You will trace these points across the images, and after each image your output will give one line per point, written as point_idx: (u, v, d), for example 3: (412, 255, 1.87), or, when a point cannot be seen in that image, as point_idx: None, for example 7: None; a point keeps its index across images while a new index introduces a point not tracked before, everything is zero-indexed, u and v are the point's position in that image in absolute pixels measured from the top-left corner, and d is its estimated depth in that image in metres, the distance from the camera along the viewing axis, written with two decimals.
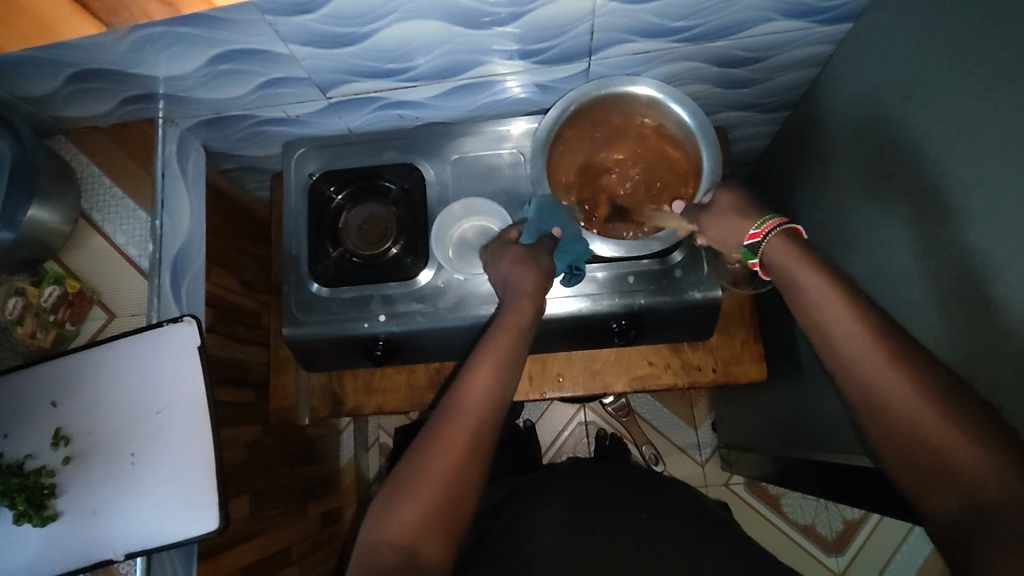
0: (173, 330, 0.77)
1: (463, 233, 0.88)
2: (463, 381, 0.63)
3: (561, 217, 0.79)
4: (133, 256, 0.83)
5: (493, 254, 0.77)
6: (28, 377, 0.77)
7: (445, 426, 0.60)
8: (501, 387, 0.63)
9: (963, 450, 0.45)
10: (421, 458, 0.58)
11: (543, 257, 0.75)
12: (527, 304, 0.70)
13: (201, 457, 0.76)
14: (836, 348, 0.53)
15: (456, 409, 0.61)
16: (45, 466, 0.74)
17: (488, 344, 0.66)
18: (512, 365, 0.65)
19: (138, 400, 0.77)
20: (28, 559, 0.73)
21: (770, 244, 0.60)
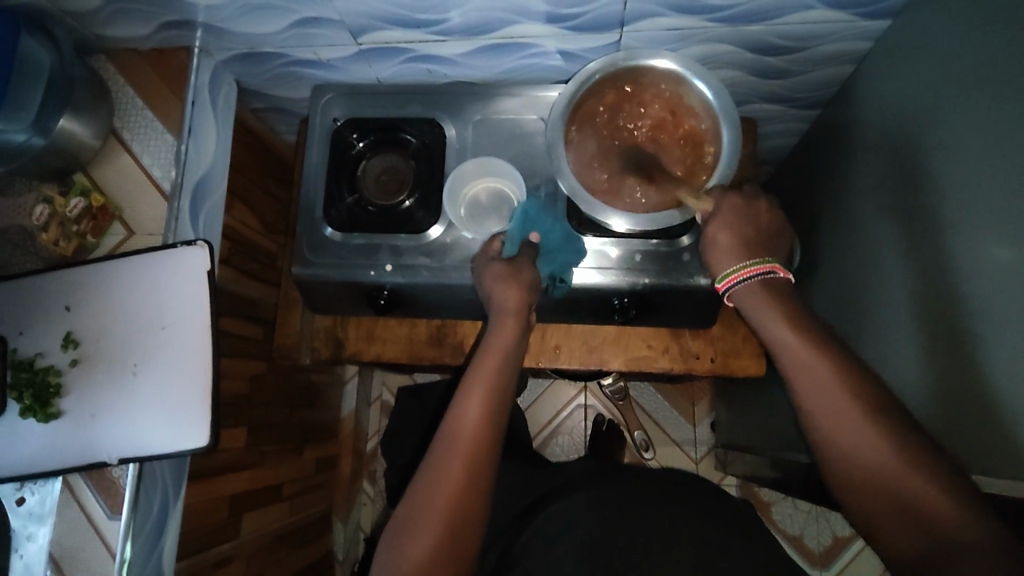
0: (186, 253, 0.80)
1: (476, 194, 0.90)
2: (459, 403, 0.65)
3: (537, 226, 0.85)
4: (156, 177, 0.85)
5: (480, 268, 0.82)
6: (46, 280, 0.81)
7: (443, 457, 0.61)
8: (497, 401, 0.65)
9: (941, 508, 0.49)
10: (429, 486, 0.60)
11: (528, 273, 0.78)
12: (512, 322, 0.72)
13: (201, 381, 0.78)
14: (816, 389, 0.55)
15: (450, 440, 0.62)
16: (54, 365, 0.78)
17: (478, 364, 0.68)
18: (505, 375, 0.68)
19: (145, 315, 0.79)
20: (32, 451, 0.78)
21: (745, 287, 0.63)
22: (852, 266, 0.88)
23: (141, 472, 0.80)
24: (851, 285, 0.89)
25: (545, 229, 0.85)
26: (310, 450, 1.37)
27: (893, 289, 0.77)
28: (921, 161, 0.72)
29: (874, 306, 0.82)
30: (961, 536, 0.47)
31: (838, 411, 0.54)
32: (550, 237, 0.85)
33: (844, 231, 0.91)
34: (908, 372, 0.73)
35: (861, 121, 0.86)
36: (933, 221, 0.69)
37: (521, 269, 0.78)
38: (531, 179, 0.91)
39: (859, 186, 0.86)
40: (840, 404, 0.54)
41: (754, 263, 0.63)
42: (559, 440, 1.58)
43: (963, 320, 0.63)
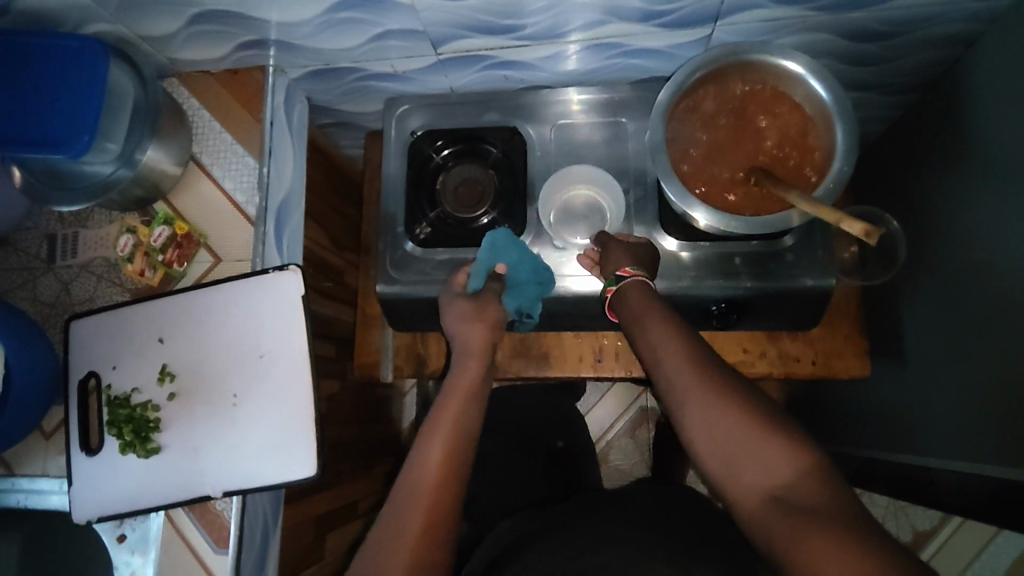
0: (279, 278, 0.78)
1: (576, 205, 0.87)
2: (420, 452, 0.61)
3: (505, 257, 0.80)
4: (240, 201, 0.83)
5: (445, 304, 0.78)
6: (137, 313, 0.79)
7: (409, 500, 0.58)
8: (461, 447, 0.61)
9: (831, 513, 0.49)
10: (392, 532, 0.56)
11: (496, 311, 0.76)
12: (475, 362, 0.70)
13: (302, 409, 0.76)
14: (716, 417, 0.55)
15: (413, 481, 0.59)
16: (151, 400, 0.76)
17: (443, 405, 0.65)
18: (472, 412, 0.65)
19: (241, 343, 0.77)
20: (133, 488, 0.76)
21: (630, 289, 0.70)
22: (953, 257, 0.84)
23: (244, 504, 0.78)
24: (948, 277, 0.85)
25: (514, 261, 0.80)
26: (379, 464, 1.35)
27: (1004, 284, 0.74)
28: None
29: (982, 302, 0.79)
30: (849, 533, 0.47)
31: (691, 398, 0.57)
32: (520, 270, 0.81)
33: (941, 221, 0.87)
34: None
35: (967, 106, 0.82)
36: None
37: (487, 305, 0.76)
38: (619, 182, 0.88)
39: (962, 174, 0.82)
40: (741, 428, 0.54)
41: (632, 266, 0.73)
42: (623, 444, 1.56)
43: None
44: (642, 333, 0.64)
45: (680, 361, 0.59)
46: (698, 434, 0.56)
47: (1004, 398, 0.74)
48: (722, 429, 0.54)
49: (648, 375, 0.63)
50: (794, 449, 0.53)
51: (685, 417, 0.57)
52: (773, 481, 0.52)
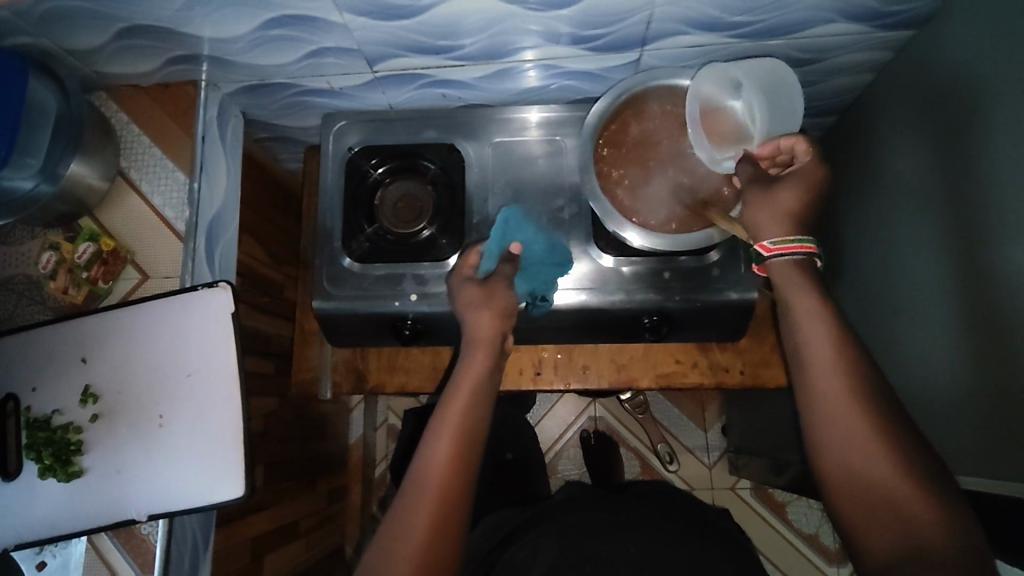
0: (209, 295, 0.77)
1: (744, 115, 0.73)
2: (427, 451, 0.62)
3: (519, 235, 0.85)
4: (170, 218, 0.81)
5: (454, 287, 0.79)
6: (59, 332, 0.77)
7: (411, 501, 0.59)
8: (471, 440, 0.64)
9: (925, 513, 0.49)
10: (392, 544, 0.57)
11: (505, 296, 0.76)
12: (483, 354, 0.71)
13: (232, 428, 0.75)
14: (812, 383, 0.55)
15: (414, 484, 0.60)
16: (73, 422, 0.74)
17: (446, 409, 0.66)
18: (481, 408, 0.66)
19: (168, 362, 0.76)
20: (51, 514, 0.74)
21: (778, 262, 0.59)
22: (875, 262, 0.89)
23: (170, 528, 0.76)
24: (876, 284, 0.89)
25: (525, 239, 0.85)
26: (323, 482, 1.33)
27: (916, 297, 0.80)
28: (953, 159, 0.72)
29: (903, 312, 0.83)
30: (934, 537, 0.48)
31: (813, 379, 0.55)
32: (532, 248, 0.84)
33: (864, 234, 0.91)
34: (948, 373, 0.74)
35: (883, 129, 0.87)
36: (969, 220, 0.70)
37: (496, 291, 0.76)
38: (555, 199, 0.90)
39: (880, 192, 0.87)
40: (840, 402, 0.53)
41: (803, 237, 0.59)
42: (570, 454, 1.58)
43: (996, 308, 0.66)
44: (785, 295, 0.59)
45: (820, 344, 0.55)
46: (821, 430, 0.54)
47: (928, 399, 0.78)
48: (836, 403, 0.53)
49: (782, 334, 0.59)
50: (902, 449, 0.51)
51: (817, 404, 0.55)
52: (880, 483, 0.51)
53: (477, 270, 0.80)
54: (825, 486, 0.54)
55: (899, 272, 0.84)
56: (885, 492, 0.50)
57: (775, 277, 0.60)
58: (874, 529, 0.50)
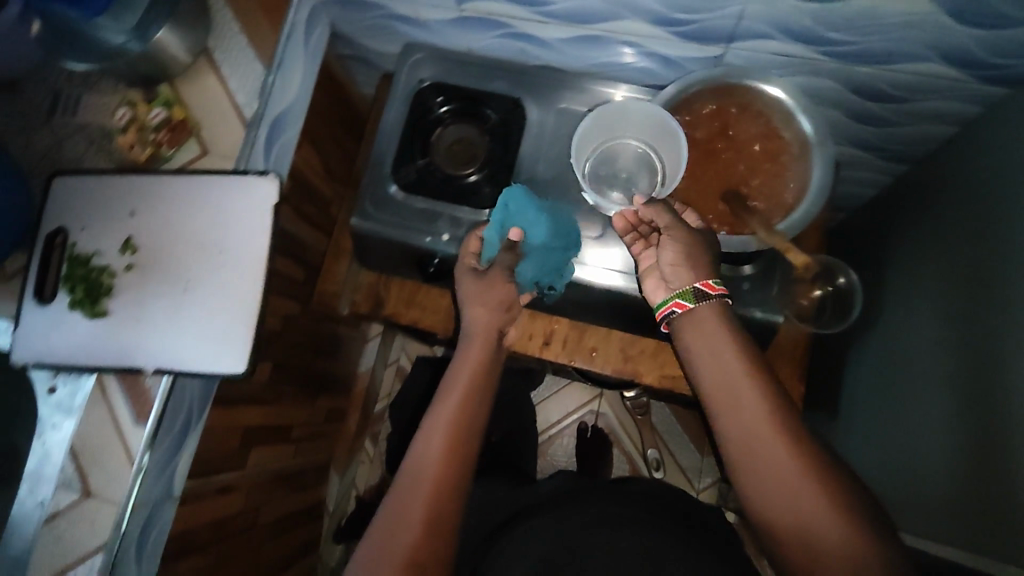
0: (257, 182, 0.81)
1: (643, 148, 0.87)
2: (423, 442, 0.65)
3: (522, 221, 0.83)
4: (238, 103, 0.86)
5: (458, 276, 0.79)
6: (119, 183, 0.82)
7: (407, 490, 0.62)
8: (465, 435, 0.66)
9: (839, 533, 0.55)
10: (391, 522, 0.60)
11: (502, 289, 0.77)
12: (479, 343, 0.73)
13: (249, 309, 0.78)
14: (736, 416, 0.62)
15: (411, 475, 0.63)
16: (108, 266, 0.78)
17: (442, 400, 0.68)
18: (477, 400, 0.69)
19: (206, 235, 0.80)
20: (71, 345, 0.78)
21: (700, 309, 0.67)
22: (897, 332, 0.87)
23: (175, 387, 0.78)
24: (891, 354, 0.88)
25: (529, 224, 0.83)
26: (323, 399, 1.37)
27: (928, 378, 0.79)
28: (996, 256, 0.71)
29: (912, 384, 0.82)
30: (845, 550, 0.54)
31: (734, 409, 0.62)
32: (538, 233, 0.83)
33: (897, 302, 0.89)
34: (947, 469, 0.73)
35: (948, 189, 0.84)
36: (986, 327, 0.70)
37: (495, 284, 0.77)
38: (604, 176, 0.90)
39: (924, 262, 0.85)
40: (757, 430, 0.60)
41: (715, 282, 0.68)
42: (563, 441, 1.58)
43: (997, 419, 0.66)
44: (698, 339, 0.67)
45: (736, 375, 0.63)
46: (747, 462, 0.60)
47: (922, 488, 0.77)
48: (754, 427, 0.60)
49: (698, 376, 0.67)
50: (818, 471, 0.57)
51: (744, 436, 0.61)
52: (802, 506, 0.57)
53: (478, 262, 0.80)
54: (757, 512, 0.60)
55: (919, 347, 0.82)
56: (803, 514, 0.56)
57: (686, 319, 0.68)
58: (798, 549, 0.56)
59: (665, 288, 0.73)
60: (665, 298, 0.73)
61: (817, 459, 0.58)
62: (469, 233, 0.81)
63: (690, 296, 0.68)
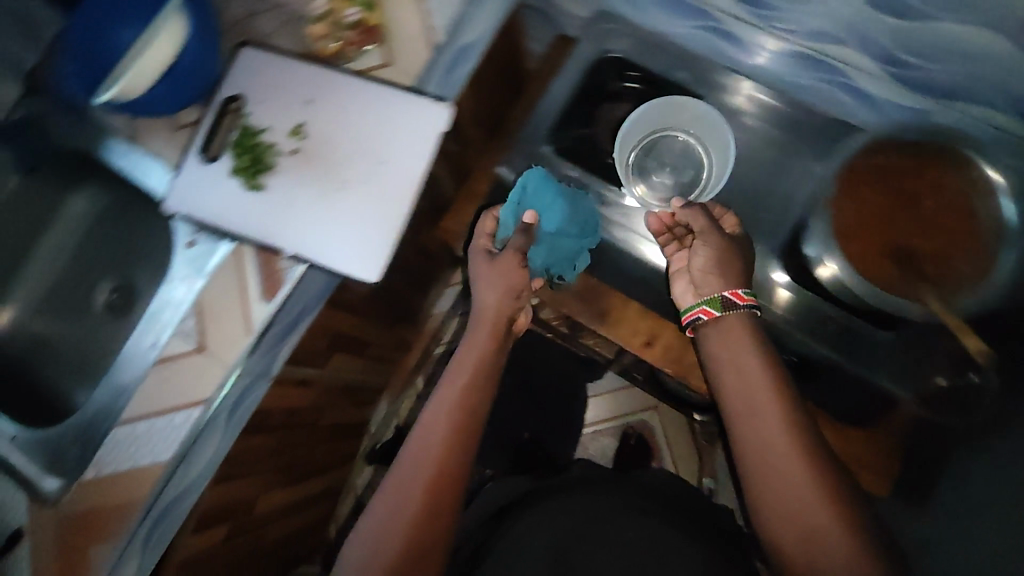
0: (432, 107, 0.81)
1: (688, 141, 0.96)
2: (425, 427, 0.66)
3: (542, 201, 0.84)
4: (431, 24, 0.81)
5: (471, 256, 0.79)
6: (303, 69, 0.83)
7: (408, 472, 0.64)
8: (467, 424, 0.66)
9: (855, 564, 0.55)
10: (392, 510, 0.62)
11: (516, 269, 0.75)
12: (488, 329, 0.72)
13: (391, 225, 0.80)
14: (756, 434, 0.63)
15: (411, 460, 0.64)
16: (276, 145, 0.81)
17: (446, 387, 0.69)
18: (481, 387, 0.69)
19: (371, 143, 0.81)
20: (222, 208, 0.81)
21: (727, 318, 0.70)
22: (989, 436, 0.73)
23: (305, 277, 0.80)
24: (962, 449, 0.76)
25: (543, 206, 0.84)
26: (400, 326, 1.39)
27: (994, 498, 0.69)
28: None
29: (957, 467, 0.76)
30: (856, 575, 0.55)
31: (752, 425, 0.63)
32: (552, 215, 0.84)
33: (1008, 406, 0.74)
34: None
35: None
36: None
37: (505, 264, 0.75)
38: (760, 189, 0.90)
39: None
40: (776, 451, 0.61)
41: (745, 291, 0.71)
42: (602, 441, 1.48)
43: None
44: (720, 353, 0.69)
45: (758, 392, 0.64)
46: (763, 481, 0.61)
47: None
48: (772, 443, 0.62)
49: (715, 389, 0.69)
50: (833, 493, 0.59)
51: (761, 454, 0.62)
52: (820, 533, 0.57)
53: (491, 242, 0.80)
54: (765, 527, 0.62)
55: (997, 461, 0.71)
56: (817, 537, 0.57)
57: (713, 330, 0.70)
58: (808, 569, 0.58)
59: (694, 295, 0.77)
60: (692, 304, 0.77)
61: (836, 484, 0.60)
62: (483, 211, 0.83)
63: (719, 304, 0.71)
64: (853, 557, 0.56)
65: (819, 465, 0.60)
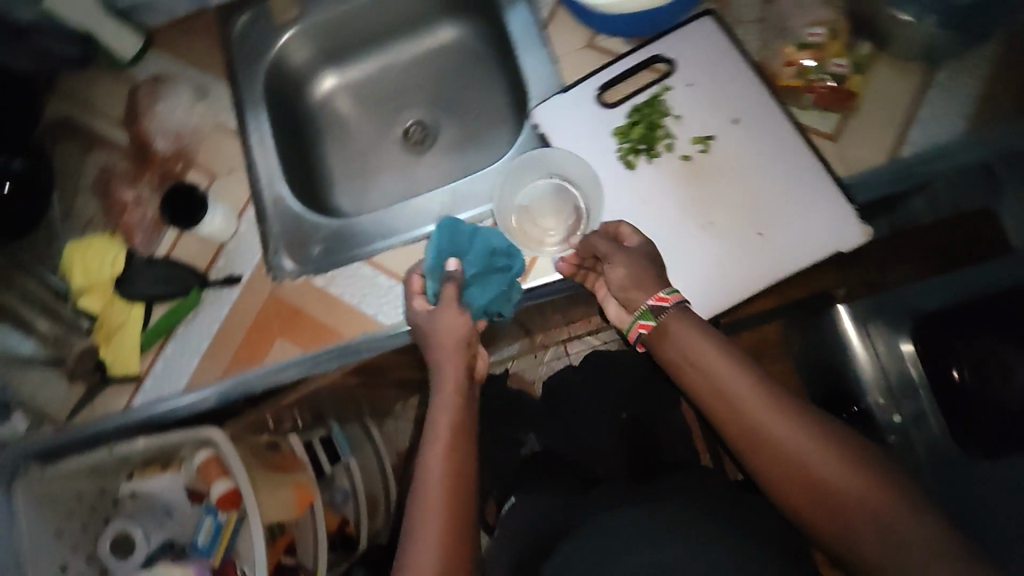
0: (847, 220, 0.68)
1: (563, 184, 0.77)
2: (420, 480, 0.64)
3: (460, 248, 0.72)
4: (906, 133, 0.70)
5: (410, 320, 0.72)
6: (750, 85, 0.73)
7: (420, 522, 0.61)
8: (456, 471, 0.64)
9: (873, 493, 0.53)
10: (416, 549, 0.60)
11: (457, 315, 0.69)
12: (453, 373, 0.68)
13: (719, 296, 0.69)
14: (747, 423, 0.58)
15: (417, 512, 0.62)
16: (673, 140, 0.73)
17: (427, 450, 0.65)
18: (461, 437, 0.66)
19: (763, 206, 0.70)
20: (582, 157, 0.76)
21: (671, 314, 0.63)
22: None
23: None
24: None
25: (467, 252, 0.72)
26: None
27: None
28: None
29: None
30: (879, 503, 0.52)
31: (744, 424, 0.58)
32: (475, 261, 0.71)
33: None
34: None
35: None
36: None
37: (454, 315, 0.69)
38: None
39: None
40: (776, 416, 0.57)
41: (667, 291, 0.65)
42: None
43: None
44: (684, 359, 0.62)
45: (737, 375, 0.60)
46: (765, 461, 0.57)
47: None
48: (774, 417, 0.57)
49: (700, 405, 0.63)
50: (831, 433, 0.56)
51: (763, 437, 0.57)
52: (831, 481, 0.54)
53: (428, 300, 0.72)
54: (783, 502, 0.57)
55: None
56: (832, 485, 0.54)
57: (653, 339, 0.65)
58: (842, 525, 0.53)
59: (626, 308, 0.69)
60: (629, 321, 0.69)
61: (828, 424, 0.57)
62: (412, 273, 0.75)
63: (650, 313, 0.64)
64: (872, 490, 0.53)
65: (815, 420, 0.57)
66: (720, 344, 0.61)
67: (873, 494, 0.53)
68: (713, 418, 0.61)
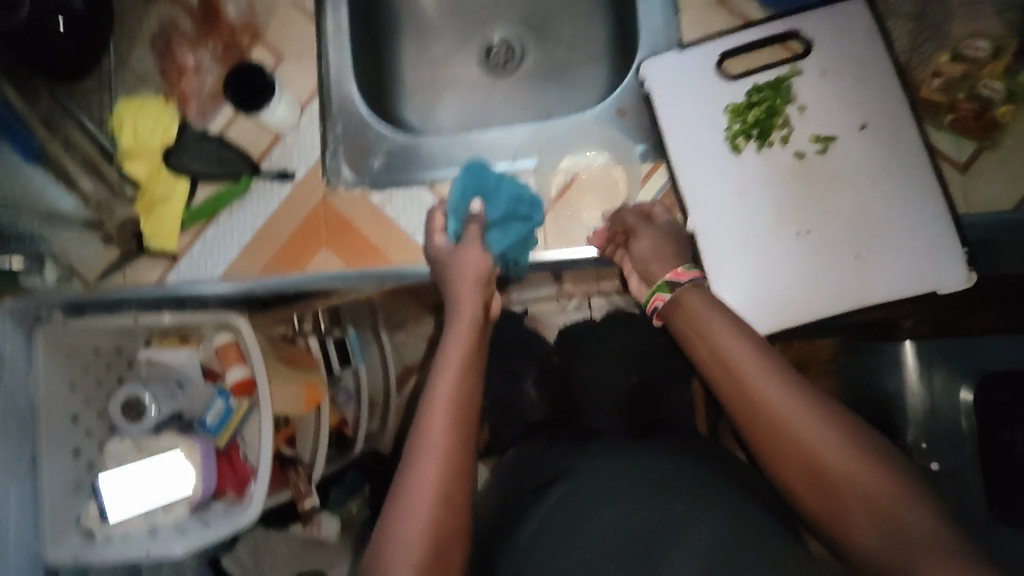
0: (954, 260, 0.63)
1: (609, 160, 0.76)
2: (422, 403, 0.57)
3: (484, 190, 0.69)
4: None
5: (431, 252, 0.70)
6: (891, 87, 0.66)
7: (418, 449, 0.54)
8: (462, 401, 0.57)
9: (888, 488, 0.47)
10: (412, 476, 0.53)
11: (479, 252, 0.66)
12: (466, 305, 0.64)
13: (795, 307, 0.66)
14: (757, 407, 0.54)
15: (416, 440, 0.55)
16: (790, 133, 0.68)
17: (434, 384, 0.59)
18: (471, 367, 0.61)
19: (867, 226, 0.65)
20: (688, 127, 0.70)
21: (687, 290, 0.63)
22: None
23: None
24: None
25: (493, 197, 0.69)
26: None
27: None
28: None
29: None
30: (893, 500, 0.47)
31: (754, 411, 0.54)
32: (502, 206, 0.69)
33: None
34: None
35: None
36: None
37: (471, 250, 0.66)
38: None
39: None
40: (792, 400, 0.52)
41: (685, 267, 0.65)
42: None
43: None
44: (704, 344, 0.59)
45: (750, 356, 0.56)
46: (773, 450, 0.53)
47: None
48: (787, 403, 0.52)
49: (721, 396, 0.58)
50: (844, 421, 0.51)
51: (775, 422, 0.52)
52: (842, 475, 0.49)
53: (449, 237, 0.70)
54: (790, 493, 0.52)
55: None
56: (842, 477, 0.49)
57: (671, 314, 0.64)
58: (862, 521, 0.47)
59: (644, 281, 0.69)
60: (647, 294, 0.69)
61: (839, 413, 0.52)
62: (434, 212, 0.72)
63: (666, 287, 0.64)
64: (888, 486, 0.47)
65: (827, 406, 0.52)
66: (729, 323, 0.58)
67: (887, 489, 0.47)
68: (721, 395, 0.58)
